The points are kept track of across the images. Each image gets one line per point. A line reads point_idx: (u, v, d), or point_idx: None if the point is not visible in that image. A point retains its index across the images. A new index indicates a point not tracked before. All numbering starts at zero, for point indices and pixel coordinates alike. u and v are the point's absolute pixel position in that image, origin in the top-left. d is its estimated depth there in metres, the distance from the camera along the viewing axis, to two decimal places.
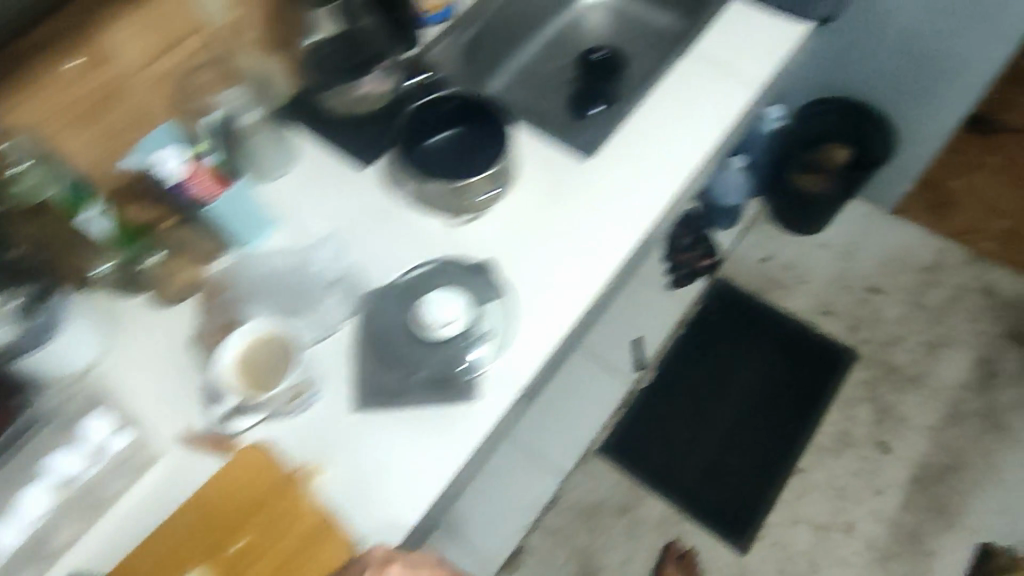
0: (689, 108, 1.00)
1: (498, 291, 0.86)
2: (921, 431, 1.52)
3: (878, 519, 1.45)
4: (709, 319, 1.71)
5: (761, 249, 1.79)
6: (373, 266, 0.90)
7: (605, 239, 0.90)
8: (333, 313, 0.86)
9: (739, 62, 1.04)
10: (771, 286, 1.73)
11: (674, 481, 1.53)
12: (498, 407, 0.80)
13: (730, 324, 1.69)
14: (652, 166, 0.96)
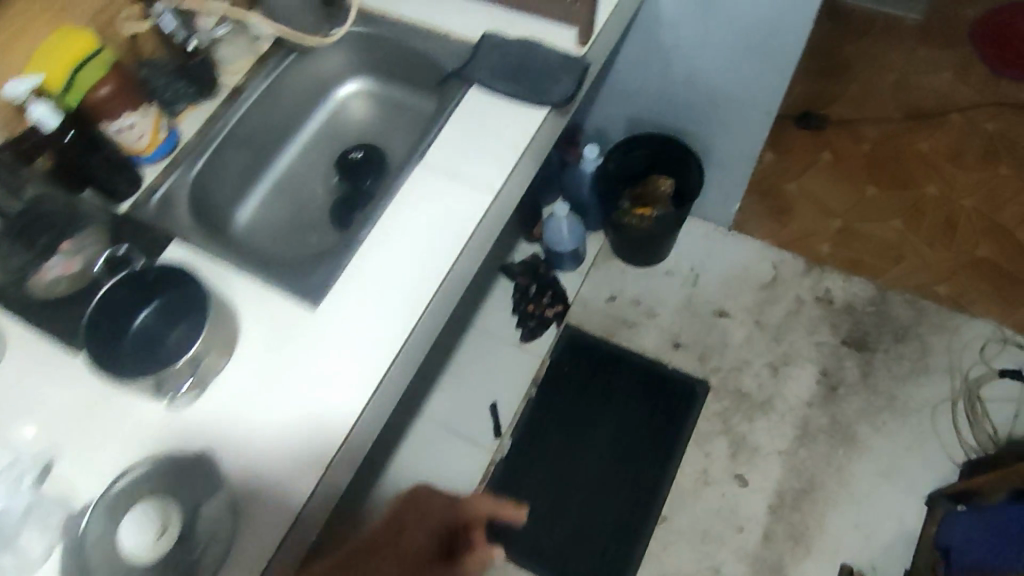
0: (421, 234, 0.95)
1: (217, 487, 0.79)
2: (773, 458, 1.52)
3: (740, 557, 1.44)
4: (561, 372, 1.66)
5: (608, 286, 1.74)
6: (82, 479, 0.82)
7: (332, 405, 0.84)
8: (31, 548, 0.77)
9: (473, 170, 0.99)
10: (619, 326, 1.69)
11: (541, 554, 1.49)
12: None
13: (583, 375, 1.65)
14: (380, 310, 0.90)
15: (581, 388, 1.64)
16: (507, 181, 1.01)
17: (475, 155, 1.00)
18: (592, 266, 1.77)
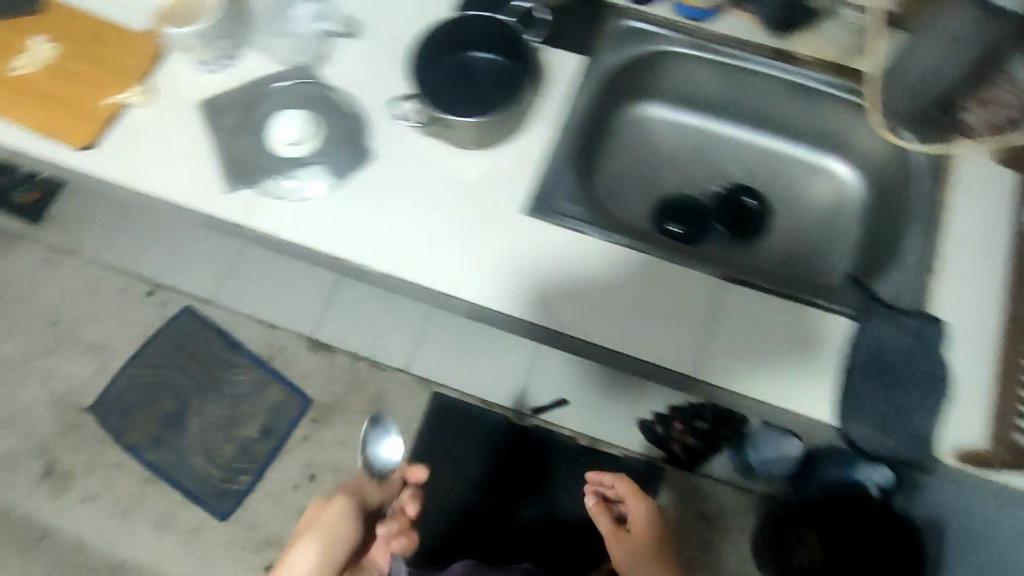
0: (625, 307, 0.85)
1: (336, 174, 0.87)
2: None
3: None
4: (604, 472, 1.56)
5: (716, 511, 1.53)
6: (339, 58, 0.93)
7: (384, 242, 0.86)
8: (277, 49, 0.92)
9: (779, 331, 0.84)
10: (665, 526, 1.53)
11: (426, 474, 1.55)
12: (218, 211, 0.87)
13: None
14: (521, 276, 0.85)
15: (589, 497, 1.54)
16: (806, 318, 0.84)
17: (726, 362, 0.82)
18: (733, 483, 1.54)
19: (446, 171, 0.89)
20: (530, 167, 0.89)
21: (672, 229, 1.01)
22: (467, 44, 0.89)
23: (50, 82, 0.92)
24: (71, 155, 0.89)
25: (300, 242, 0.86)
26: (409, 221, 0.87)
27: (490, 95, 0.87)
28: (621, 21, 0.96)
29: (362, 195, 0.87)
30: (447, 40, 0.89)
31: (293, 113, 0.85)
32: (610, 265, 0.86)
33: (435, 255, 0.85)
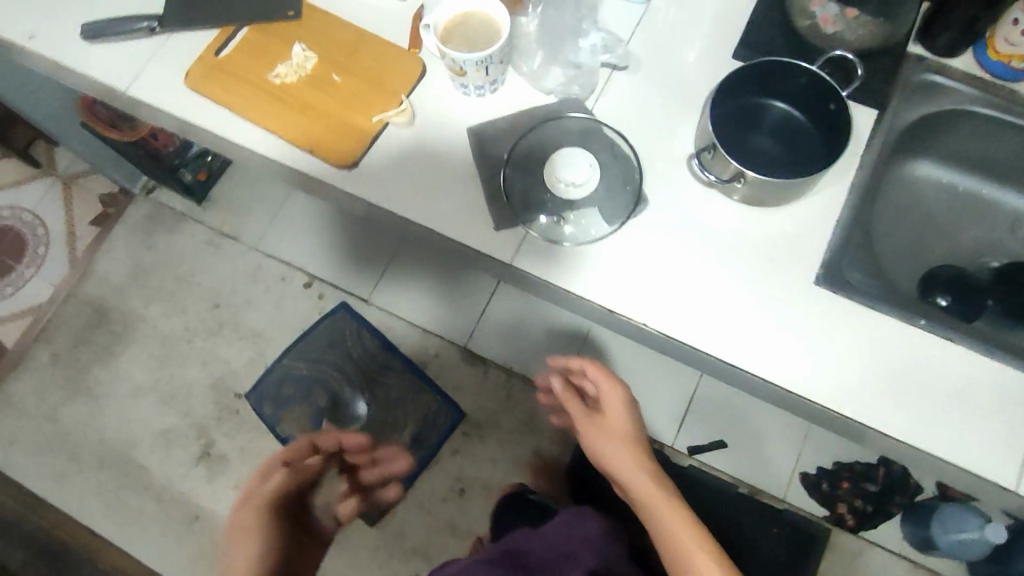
0: (904, 375, 0.77)
1: (616, 221, 0.81)
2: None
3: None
4: (767, 521, 1.42)
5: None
6: (614, 94, 0.87)
7: (660, 298, 0.80)
8: (551, 78, 0.86)
9: None
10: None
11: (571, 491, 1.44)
12: (487, 247, 0.82)
13: (768, 544, 1.40)
14: (810, 354, 0.78)
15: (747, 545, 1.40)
16: None
17: (913, 404, 0.76)
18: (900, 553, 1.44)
19: (735, 231, 0.81)
20: (831, 233, 0.81)
21: (942, 301, 0.88)
22: (785, 95, 0.82)
23: (317, 92, 0.89)
24: (339, 175, 0.86)
25: (575, 292, 0.81)
26: (689, 278, 0.80)
27: (793, 167, 0.82)
28: (924, 73, 0.86)
29: (642, 244, 0.81)
30: (767, 88, 0.83)
31: (580, 153, 0.82)
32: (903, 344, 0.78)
33: (725, 325, 0.79)
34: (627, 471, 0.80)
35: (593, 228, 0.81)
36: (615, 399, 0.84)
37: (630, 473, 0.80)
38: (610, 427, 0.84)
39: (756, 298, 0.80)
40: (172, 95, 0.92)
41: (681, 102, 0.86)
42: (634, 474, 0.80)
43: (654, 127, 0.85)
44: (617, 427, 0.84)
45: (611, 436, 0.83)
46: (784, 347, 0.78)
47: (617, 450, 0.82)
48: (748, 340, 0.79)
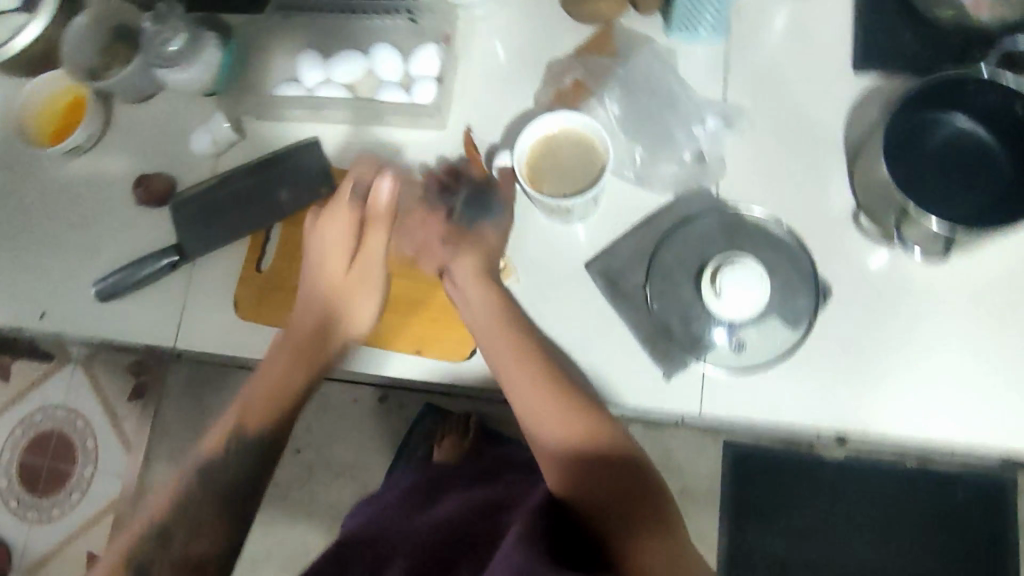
0: None
1: (801, 323, 0.68)
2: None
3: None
4: (946, 496, 1.17)
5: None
6: (737, 169, 0.71)
7: (876, 392, 0.67)
8: (660, 177, 0.72)
9: None
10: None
11: (731, 531, 1.23)
12: (668, 404, 0.68)
13: (956, 523, 1.16)
14: None
15: (932, 531, 1.17)
16: None
17: None
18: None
19: (943, 293, 0.68)
20: None
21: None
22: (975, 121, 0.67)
23: (393, 276, 0.75)
24: (462, 368, 0.72)
25: (786, 424, 0.67)
26: (901, 356, 0.67)
27: (983, 191, 0.66)
28: None
29: (836, 341, 0.68)
30: (951, 112, 0.68)
31: (740, 269, 0.65)
32: None
33: (973, 408, 0.66)
34: (511, 394, 0.62)
35: (778, 337, 0.68)
36: (472, 290, 0.66)
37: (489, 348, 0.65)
38: (472, 321, 0.66)
39: (991, 358, 0.67)
40: (229, 338, 0.77)
41: (819, 149, 0.71)
42: (510, 364, 0.63)
43: (799, 190, 0.70)
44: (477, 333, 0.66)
45: (471, 317, 0.66)
46: None
47: (488, 331, 0.65)
48: (992, 408, 0.66)
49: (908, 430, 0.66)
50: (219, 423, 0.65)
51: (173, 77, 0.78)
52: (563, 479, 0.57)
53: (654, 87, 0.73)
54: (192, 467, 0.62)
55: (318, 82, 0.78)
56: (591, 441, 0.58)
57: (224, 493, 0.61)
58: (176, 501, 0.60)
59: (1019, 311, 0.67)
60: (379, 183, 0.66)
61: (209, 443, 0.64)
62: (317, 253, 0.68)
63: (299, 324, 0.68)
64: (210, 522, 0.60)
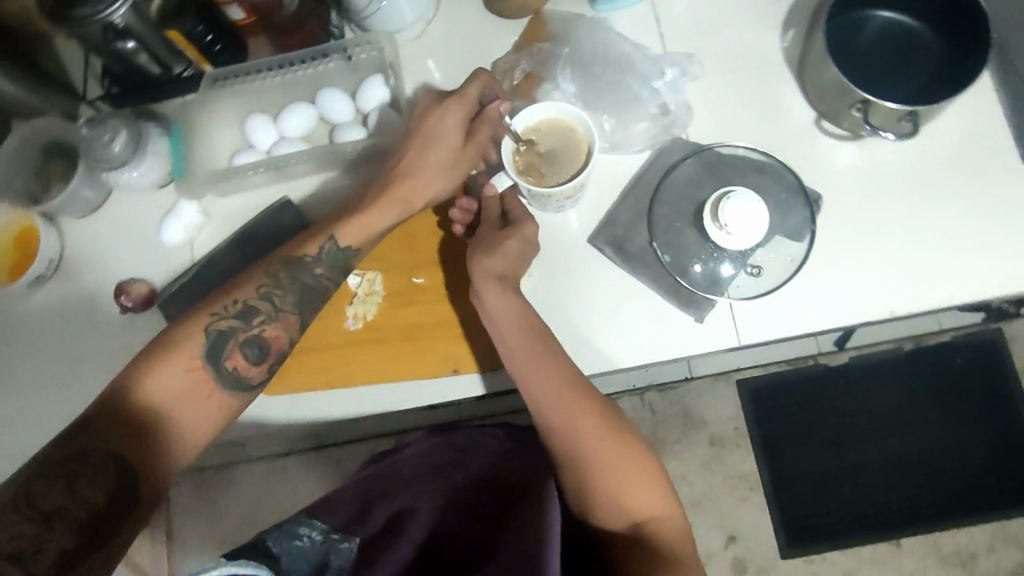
0: None
1: (805, 235, 0.71)
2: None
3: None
4: (943, 361, 1.22)
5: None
6: (700, 111, 0.75)
7: (883, 273, 0.71)
8: (634, 137, 0.75)
9: None
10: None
11: (765, 457, 1.23)
12: (709, 344, 0.70)
13: (960, 383, 1.22)
14: None
15: (943, 397, 1.22)
16: None
17: None
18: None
19: (917, 169, 0.72)
20: (1002, 113, 0.73)
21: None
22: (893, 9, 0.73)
23: (408, 305, 0.74)
24: (503, 375, 0.72)
25: (821, 328, 0.70)
26: (895, 236, 0.71)
27: (923, 67, 0.71)
28: None
29: (834, 238, 0.72)
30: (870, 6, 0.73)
31: (737, 196, 0.66)
32: None
33: (977, 262, 0.70)
34: (533, 394, 0.61)
35: (785, 253, 0.72)
36: (497, 298, 0.64)
37: (513, 356, 0.63)
38: (494, 330, 0.64)
39: (975, 214, 0.71)
40: (260, 417, 0.75)
41: (764, 70, 0.75)
42: (537, 368, 0.62)
43: (759, 112, 0.74)
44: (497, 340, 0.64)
45: (497, 331, 0.64)
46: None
47: (520, 341, 0.63)
48: (988, 258, 0.70)
49: (921, 300, 0.70)
50: (298, 278, 0.63)
51: (125, 179, 0.77)
52: (586, 484, 0.58)
53: (598, 56, 0.76)
54: (259, 322, 0.61)
55: (273, 142, 0.77)
56: (624, 460, 0.58)
57: (249, 381, 0.60)
58: (218, 355, 0.58)
59: (983, 165, 0.72)
60: (498, 107, 0.68)
61: (293, 298, 0.63)
62: (427, 135, 0.67)
63: (411, 196, 0.67)
64: (220, 392, 0.59)
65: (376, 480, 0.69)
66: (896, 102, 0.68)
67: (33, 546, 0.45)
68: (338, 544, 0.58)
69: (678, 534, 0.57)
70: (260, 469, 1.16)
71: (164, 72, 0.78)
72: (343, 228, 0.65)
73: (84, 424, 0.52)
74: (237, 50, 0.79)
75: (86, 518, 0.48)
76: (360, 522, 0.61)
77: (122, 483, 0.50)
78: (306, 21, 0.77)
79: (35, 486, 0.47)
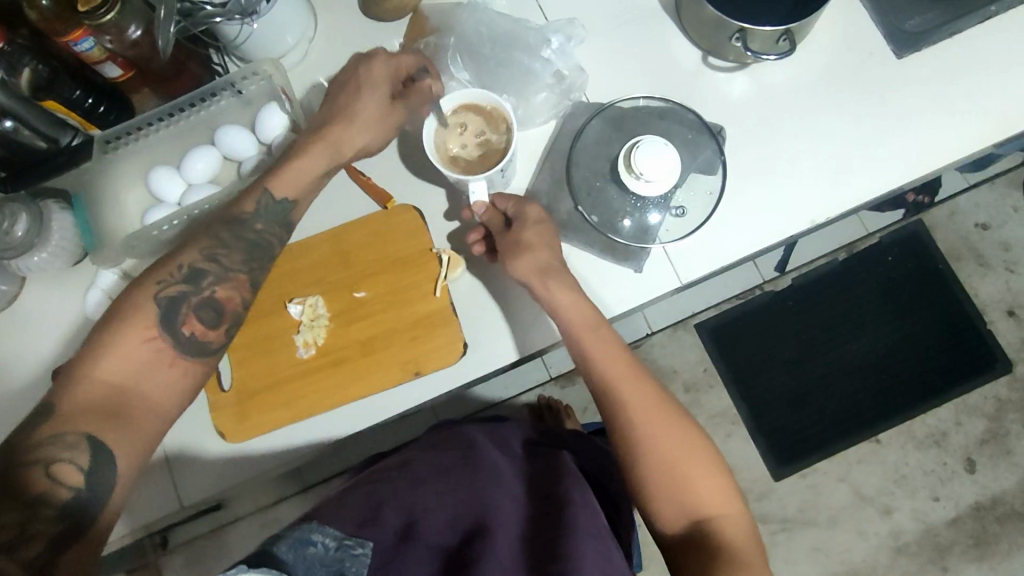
0: (982, 67, 0.75)
1: (717, 166, 0.74)
2: (1016, 468, 1.23)
3: (917, 519, 1.23)
4: (878, 263, 1.29)
5: (988, 210, 1.29)
6: (593, 72, 0.77)
7: (796, 186, 0.74)
8: (536, 110, 0.76)
9: None
10: (965, 255, 1.29)
11: (737, 389, 1.27)
12: (653, 289, 0.73)
13: (897, 279, 1.28)
14: (937, 116, 0.75)
15: (885, 296, 1.28)
16: None
17: (1016, 80, 0.74)
18: (989, 178, 1.29)
19: (806, 84, 0.76)
20: (869, 15, 0.77)
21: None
22: None
23: (354, 320, 0.74)
24: (465, 366, 0.73)
25: (750, 253, 0.74)
26: (798, 151, 0.75)
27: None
28: None
29: (744, 165, 0.75)
30: None
31: (646, 144, 0.68)
32: (979, 45, 0.75)
33: (879, 158, 0.74)
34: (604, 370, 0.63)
35: (701, 187, 0.74)
36: (562, 298, 0.65)
37: (587, 354, 0.64)
38: (564, 329, 0.65)
39: (863, 113, 0.75)
40: (236, 467, 0.74)
41: (642, 21, 0.77)
42: (614, 363, 0.63)
43: (648, 61, 0.77)
44: (568, 340, 0.65)
45: (563, 323, 0.65)
46: (914, 129, 0.75)
47: (594, 341, 0.64)
48: (885, 151, 0.74)
49: (835, 205, 0.74)
50: (241, 235, 0.64)
51: (33, 264, 0.74)
52: (660, 467, 0.59)
53: (481, 40, 0.77)
54: (210, 283, 0.61)
55: (182, 191, 0.76)
56: (698, 452, 0.59)
57: (210, 345, 0.60)
58: (173, 322, 0.58)
59: (860, 68, 0.76)
60: (430, 86, 0.71)
61: (239, 256, 0.63)
62: (365, 89, 0.70)
63: (340, 142, 0.68)
64: (181, 359, 0.58)
65: (382, 479, 0.63)
66: (771, 24, 0.71)
67: (21, 531, 0.48)
68: (353, 550, 0.53)
69: (742, 531, 0.58)
70: (252, 525, 1.14)
71: (52, 145, 0.75)
72: (274, 181, 0.66)
73: (48, 413, 0.52)
74: (124, 111, 0.78)
75: (70, 500, 0.50)
76: (373, 524, 0.55)
77: (99, 463, 0.51)
78: (183, 68, 0.76)
79: (12, 472, 0.49)
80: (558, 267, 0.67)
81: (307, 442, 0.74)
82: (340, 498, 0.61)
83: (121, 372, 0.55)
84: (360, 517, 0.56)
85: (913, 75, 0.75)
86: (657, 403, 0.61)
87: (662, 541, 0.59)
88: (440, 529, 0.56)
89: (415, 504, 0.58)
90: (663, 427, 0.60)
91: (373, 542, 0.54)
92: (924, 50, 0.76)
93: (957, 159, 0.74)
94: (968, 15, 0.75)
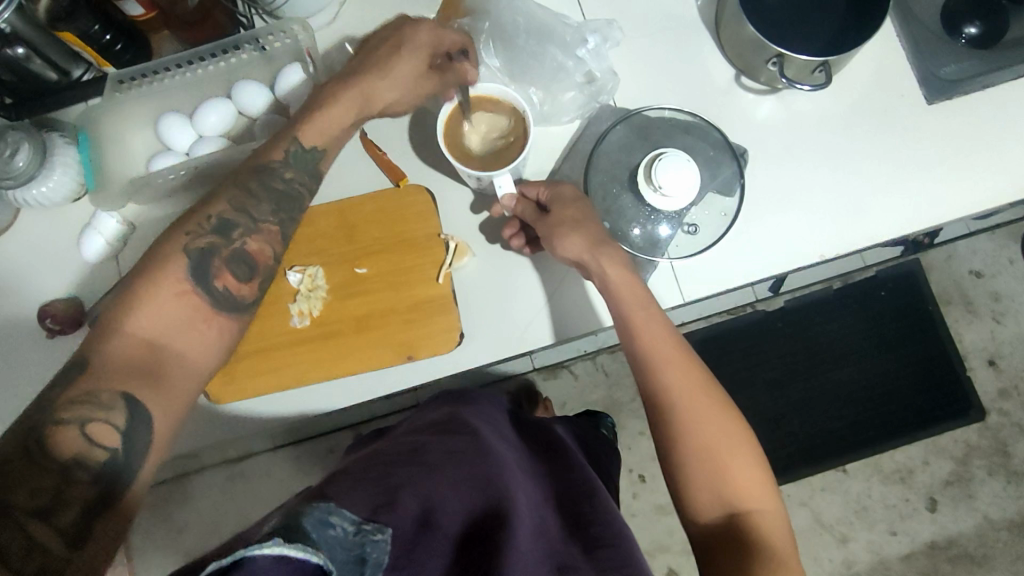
0: (1009, 126, 0.75)
1: (735, 188, 0.74)
2: (974, 514, 1.26)
3: (872, 550, 1.25)
4: (872, 296, 1.30)
5: (984, 259, 1.30)
6: (624, 76, 0.76)
7: (810, 216, 0.74)
8: (562, 107, 0.75)
9: None
10: (955, 302, 1.30)
11: None
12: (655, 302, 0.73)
13: (889, 315, 1.29)
14: (959, 167, 0.74)
15: (879, 330, 1.29)
16: None
17: None
18: (991, 227, 1.30)
19: (834, 116, 0.76)
20: (903, 56, 0.77)
21: (972, 30, 0.76)
22: None
23: (351, 295, 0.73)
24: (457, 354, 0.73)
25: (755, 278, 0.74)
26: (821, 181, 0.75)
27: (832, 14, 0.73)
28: None
29: (762, 189, 0.75)
30: None
31: (669, 158, 0.67)
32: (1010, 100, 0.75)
33: (897, 200, 0.74)
34: (653, 355, 0.61)
35: (716, 206, 0.74)
36: (615, 273, 0.63)
37: (635, 334, 0.62)
38: (613, 304, 0.64)
39: (888, 154, 0.75)
40: (214, 429, 0.73)
41: (681, 32, 0.76)
42: (661, 345, 0.62)
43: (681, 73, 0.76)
44: (617, 316, 0.64)
45: (614, 299, 0.64)
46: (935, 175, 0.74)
47: (643, 320, 0.63)
48: (903, 195, 0.74)
49: (848, 240, 0.74)
50: (268, 184, 0.62)
51: (33, 196, 0.72)
52: (701, 456, 0.58)
53: (514, 32, 0.76)
54: (239, 234, 0.60)
55: (191, 142, 0.74)
56: (742, 449, 0.58)
57: (244, 299, 0.59)
58: (205, 276, 0.56)
59: (889, 111, 0.76)
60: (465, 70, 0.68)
61: (268, 206, 0.62)
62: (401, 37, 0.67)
63: (371, 95, 0.66)
64: (217, 318, 0.57)
65: (391, 455, 0.55)
66: (808, 54, 0.71)
67: (58, 495, 0.47)
68: (374, 536, 0.42)
69: (778, 530, 0.57)
70: (216, 478, 1.13)
71: (62, 78, 0.75)
72: (304, 130, 0.64)
73: (87, 368, 0.51)
74: (142, 52, 0.76)
75: (104, 468, 0.49)
76: (389, 510, 0.45)
77: (135, 426, 0.50)
78: (207, 16, 0.73)
79: (47, 434, 0.47)
80: (609, 242, 0.65)
81: (290, 408, 0.73)
82: (347, 475, 0.50)
83: (147, 328, 0.53)
84: (375, 501, 0.46)
85: (942, 124, 0.75)
86: (704, 393, 0.60)
87: (691, 532, 0.59)
88: (455, 520, 0.48)
89: (433, 490, 0.49)
90: (707, 415, 0.59)
91: (392, 529, 0.43)
92: (956, 100, 0.75)
93: (973, 211, 0.74)
94: (1002, 69, 0.75)
